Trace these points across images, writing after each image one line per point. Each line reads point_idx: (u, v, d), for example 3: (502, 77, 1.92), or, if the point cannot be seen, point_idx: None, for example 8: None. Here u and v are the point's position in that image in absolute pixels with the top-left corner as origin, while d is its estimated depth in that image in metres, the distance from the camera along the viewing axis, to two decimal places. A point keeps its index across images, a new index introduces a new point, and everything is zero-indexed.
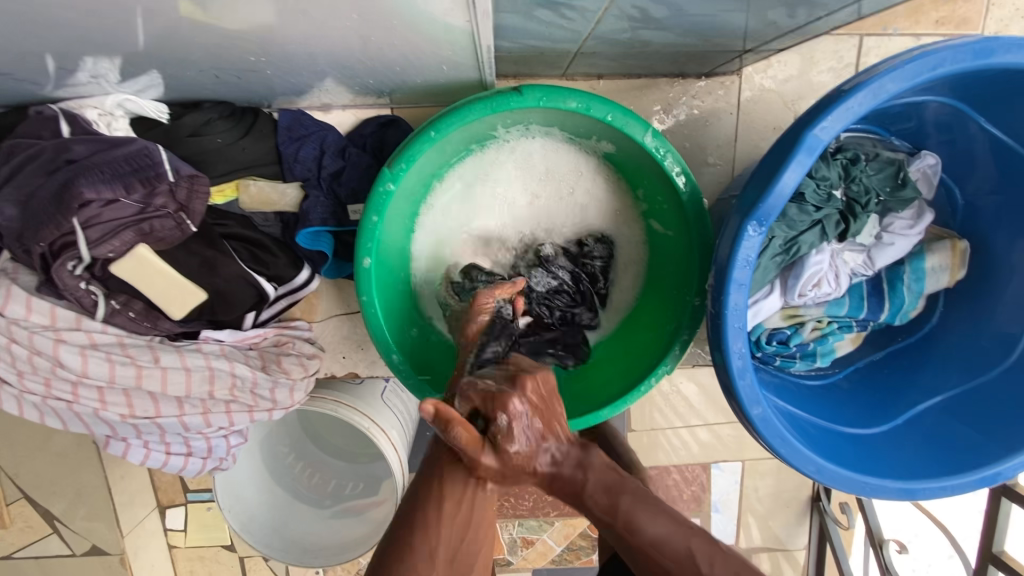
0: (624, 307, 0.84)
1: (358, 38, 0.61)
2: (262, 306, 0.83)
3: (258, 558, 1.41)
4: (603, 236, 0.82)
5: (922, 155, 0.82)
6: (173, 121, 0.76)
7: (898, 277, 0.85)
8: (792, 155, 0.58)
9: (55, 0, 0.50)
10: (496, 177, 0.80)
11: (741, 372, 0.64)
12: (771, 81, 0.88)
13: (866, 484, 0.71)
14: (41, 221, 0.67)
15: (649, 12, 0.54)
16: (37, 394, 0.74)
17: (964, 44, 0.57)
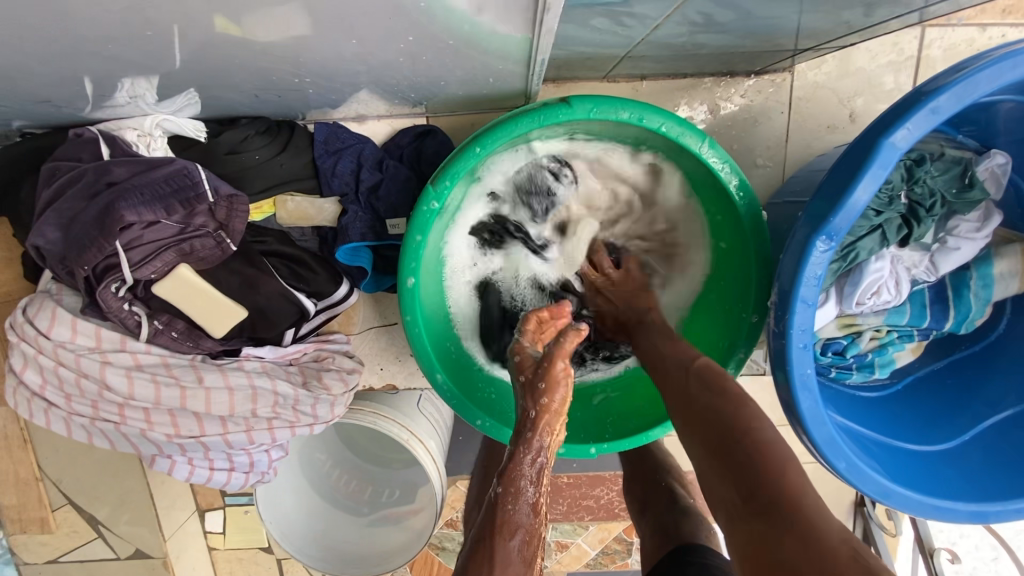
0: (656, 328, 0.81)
1: (399, 48, 0.59)
2: (302, 322, 0.82)
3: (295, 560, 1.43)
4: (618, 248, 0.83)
5: (991, 153, 0.77)
6: (210, 138, 0.74)
7: (964, 283, 0.81)
8: (866, 166, 0.54)
9: (97, 22, 0.48)
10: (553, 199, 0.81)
11: (807, 395, 0.61)
12: (825, 78, 0.83)
13: (936, 509, 0.66)
14: (83, 245, 0.67)
15: (714, 17, 0.51)
16: (84, 416, 0.74)
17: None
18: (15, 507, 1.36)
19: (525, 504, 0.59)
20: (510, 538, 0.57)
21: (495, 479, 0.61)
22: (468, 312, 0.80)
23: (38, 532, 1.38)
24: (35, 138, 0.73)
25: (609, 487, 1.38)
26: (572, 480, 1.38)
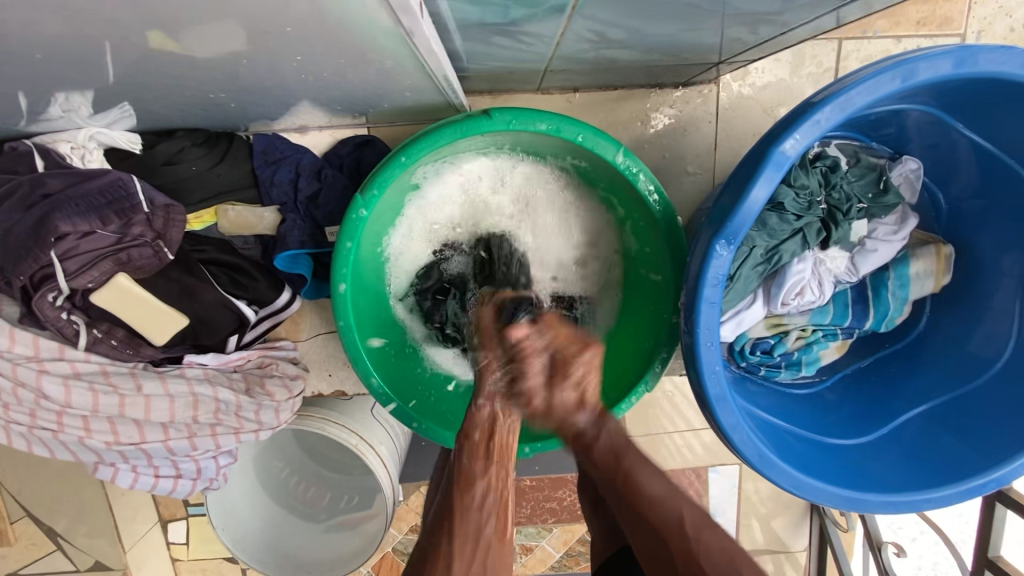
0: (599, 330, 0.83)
1: (323, 63, 0.61)
2: (244, 329, 0.83)
3: None
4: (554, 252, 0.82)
5: (904, 160, 0.82)
6: (147, 150, 0.76)
7: (882, 283, 0.84)
8: (759, 172, 0.57)
9: (21, 41, 0.51)
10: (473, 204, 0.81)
11: (717, 391, 0.64)
12: (749, 88, 0.87)
13: (851, 499, 0.70)
14: (18, 255, 0.68)
15: (608, 34, 0.54)
16: (22, 424, 0.74)
17: (948, 52, 0.56)
18: None
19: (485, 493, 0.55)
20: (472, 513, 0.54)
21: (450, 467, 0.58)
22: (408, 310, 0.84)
23: None
24: None
25: (571, 489, 1.40)
26: (534, 483, 1.40)
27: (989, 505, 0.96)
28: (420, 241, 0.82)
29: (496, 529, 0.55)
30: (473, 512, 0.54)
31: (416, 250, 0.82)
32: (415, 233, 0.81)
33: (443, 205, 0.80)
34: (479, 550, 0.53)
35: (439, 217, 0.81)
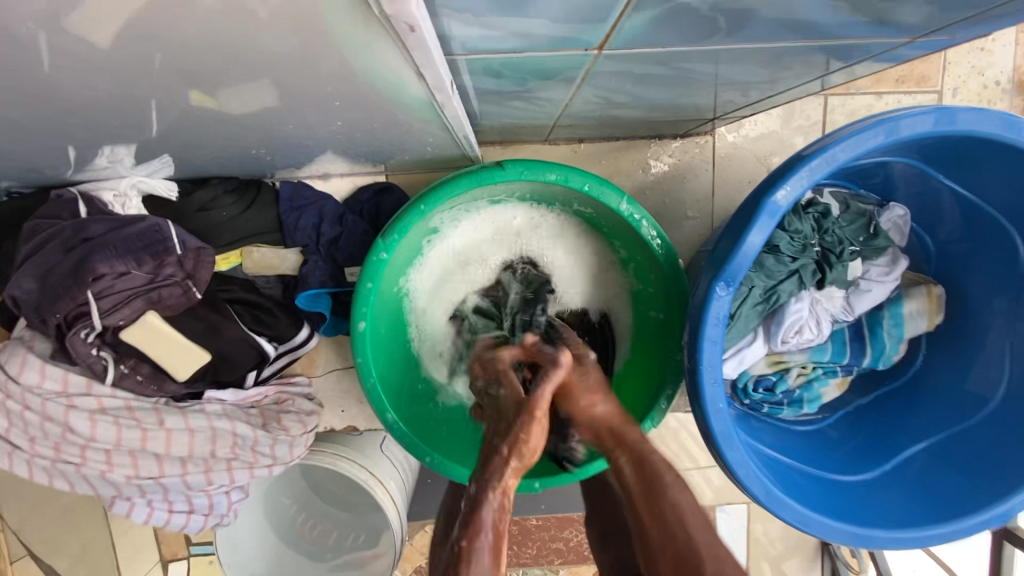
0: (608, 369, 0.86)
1: (350, 118, 0.67)
2: (263, 365, 0.87)
3: None
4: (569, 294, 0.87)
5: (891, 207, 0.87)
6: (182, 197, 0.81)
7: (877, 322, 0.88)
8: (754, 219, 0.62)
9: (80, 99, 0.56)
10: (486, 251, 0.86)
11: (721, 426, 0.67)
12: (743, 139, 0.93)
13: (856, 536, 0.71)
14: (58, 294, 0.73)
15: (613, 98, 0.60)
16: (46, 458, 0.76)
17: (926, 113, 0.61)
18: None
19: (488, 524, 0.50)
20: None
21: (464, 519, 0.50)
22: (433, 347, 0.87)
23: None
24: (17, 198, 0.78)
25: (577, 529, 1.41)
26: (540, 523, 1.40)
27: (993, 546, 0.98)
28: (446, 281, 0.86)
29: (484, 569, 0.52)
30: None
31: (443, 289, 0.86)
32: (442, 273, 0.86)
33: (466, 249, 0.85)
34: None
35: (466, 258, 0.86)
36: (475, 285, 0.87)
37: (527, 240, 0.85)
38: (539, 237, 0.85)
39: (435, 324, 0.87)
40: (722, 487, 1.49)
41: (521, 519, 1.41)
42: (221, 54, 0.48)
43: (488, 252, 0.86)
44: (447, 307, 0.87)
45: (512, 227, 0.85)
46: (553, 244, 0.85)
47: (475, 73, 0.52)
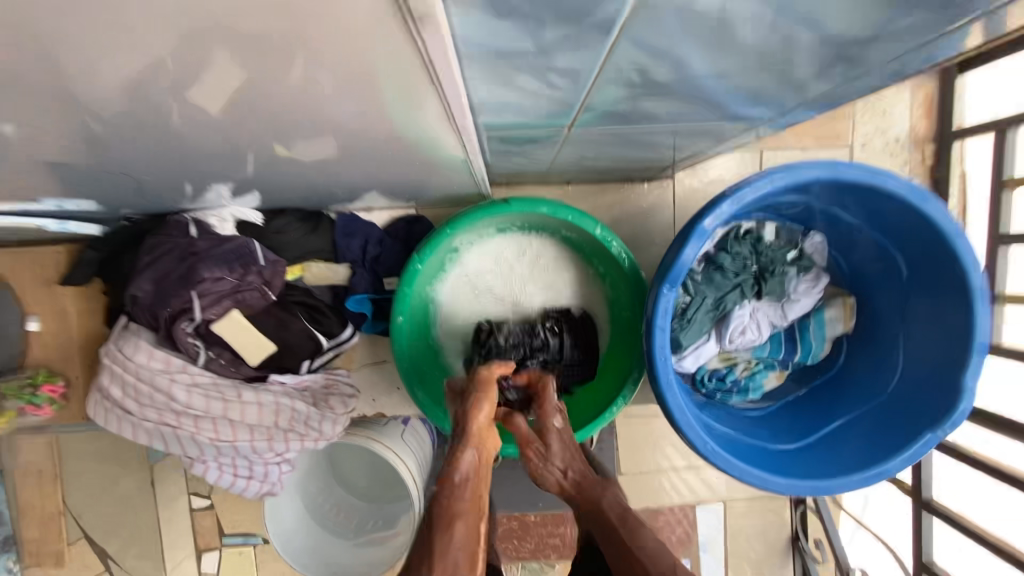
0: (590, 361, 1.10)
1: (394, 164, 0.92)
2: (316, 355, 1.08)
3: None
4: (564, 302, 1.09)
5: (811, 235, 1.10)
6: (265, 221, 1.05)
7: (805, 326, 1.10)
8: (688, 239, 0.86)
9: (205, 146, 0.81)
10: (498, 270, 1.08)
11: (669, 388, 0.92)
12: (697, 183, 1.18)
13: (778, 483, 0.92)
14: (170, 294, 0.96)
15: (586, 155, 0.85)
16: (150, 421, 0.97)
17: (813, 163, 0.86)
18: (34, 542, 1.51)
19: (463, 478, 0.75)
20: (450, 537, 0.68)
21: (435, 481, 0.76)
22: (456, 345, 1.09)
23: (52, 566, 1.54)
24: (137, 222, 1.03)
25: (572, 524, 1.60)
26: (538, 519, 1.59)
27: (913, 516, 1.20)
28: (466, 292, 1.09)
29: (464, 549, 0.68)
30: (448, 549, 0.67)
31: (464, 298, 1.09)
32: (463, 286, 1.08)
33: (482, 268, 1.08)
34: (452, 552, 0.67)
35: (482, 275, 1.08)
36: (489, 296, 1.09)
37: (529, 259, 1.08)
38: (538, 257, 1.08)
39: (456, 327, 1.09)
40: (702, 486, 1.67)
41: (521, 516, 1.59)
42: (311, 121, 0.73)
43: (499, 270, 1.08)
44: (467, 314, 1.09)
45: (517, 249, 1.08)
46: (549, 262, 1.09)
47: (492, 140, 0.76)
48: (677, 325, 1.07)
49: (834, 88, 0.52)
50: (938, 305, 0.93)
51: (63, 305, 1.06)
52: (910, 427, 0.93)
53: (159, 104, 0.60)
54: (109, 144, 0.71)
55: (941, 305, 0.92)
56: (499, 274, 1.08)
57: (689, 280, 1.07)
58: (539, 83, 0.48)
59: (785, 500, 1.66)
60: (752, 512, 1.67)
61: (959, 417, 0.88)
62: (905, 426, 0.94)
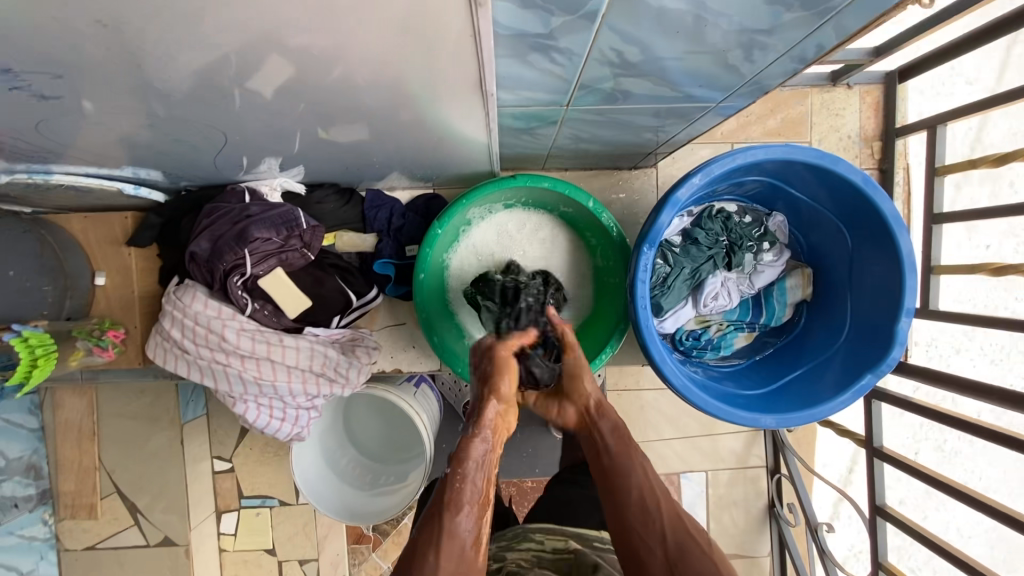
0: (582, 322, 1.28)
1: (419, 146, 1.10)
2: (345, 312, 1.25)
3: (300, 543, 1.77)
4: (560, 270, 1.27)
5: (774, 215, 1.28)
6: (307, 193, 1.25)
7: (770, 294, 1.27)
8: (664, 207, 1.03)
9: (263, 130, 0.97)
10: (503, 241, 1.25)
11: (651, 335, 1.07)
12: (678, 171, 1.37)
13: (738, 416, 1.10)
14: (225, 251, 1.12)
15: (581, 137, 1.03)
16: (204, 359, 1.12)
17: (771, 146, 1.04)
18: (71, 494, 1.66)
19: (469, 481, 0.83)
20: (459, 523, 0.78)
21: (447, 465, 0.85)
22: (466, 306, 1.27)
23: (84, 519, 1.67)
24: (204, 189, 1.23)
25: None
26: (535, 484, 1.72)
27: (871, 463, 1.39)
28: (475, 260, 1.25)
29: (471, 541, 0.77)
30: (454, 538, 0.76)
31: (474, 265, 1.25)
32: (472, 255, 1.25)
33: (490, 239, 1.25)
34: (458, 551, 0.75)
35: (490, 246, 1.25)
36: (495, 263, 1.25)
37: (531, 231, 1.25)
38: (538, 229, 1.26)
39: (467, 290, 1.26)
40: (686, 457, 1.81)
41: (518, 481, 1.73)
42: (354, 109, 0.89)
43: (504, 241, 1.25)
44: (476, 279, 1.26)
45: (521, 222, 1.25)
46: (547, 234, 1.26)
47: (504, 119, 0.94)
48: (658, 290, 1.23)
49: (762, 72, 0.70)
50: (877, 271, 1.10)
51: (127, 263, 1.23)
52: (853, 374, 1.10)
53: (232, 86, 0.77)
54: (195, 116, 0.88)
55: (879, 268, 1.10)
56: (505, 244, 1.25)
57: (669, 251, 1.25)
58: (546, 61, 0.66)
59: (763, 471, 1.81)
60: (731, 481, 1.82)
61: (890, 364, 1.05)
62: (849, 372, 1.11)
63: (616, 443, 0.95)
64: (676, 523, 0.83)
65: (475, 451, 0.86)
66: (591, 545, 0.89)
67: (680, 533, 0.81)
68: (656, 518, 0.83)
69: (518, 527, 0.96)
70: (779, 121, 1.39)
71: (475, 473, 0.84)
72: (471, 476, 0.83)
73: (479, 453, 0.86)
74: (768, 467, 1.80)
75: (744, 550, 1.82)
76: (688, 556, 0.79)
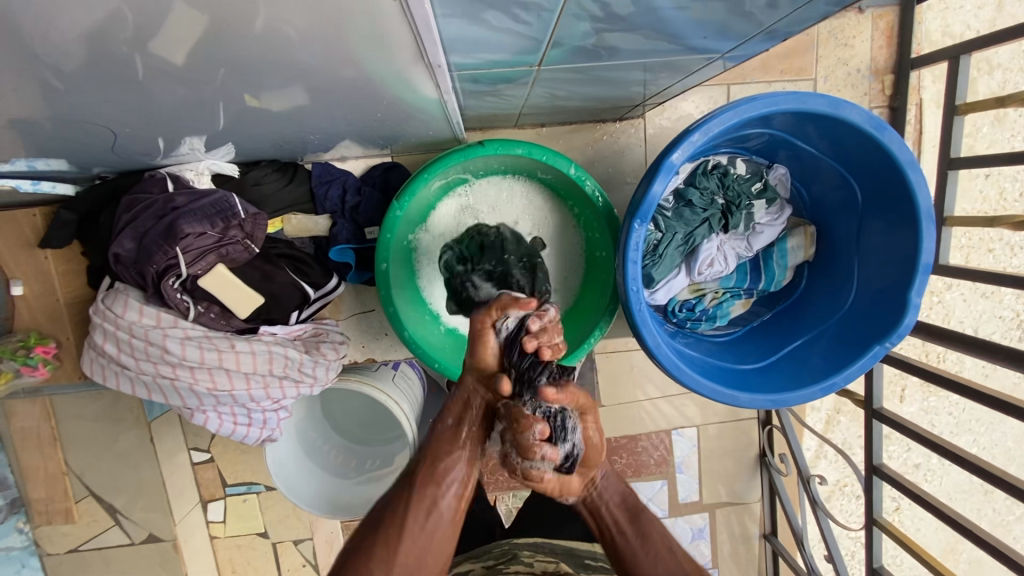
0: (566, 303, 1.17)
1: (369, 112, 0.93)
2: (304, 306, 1.12)
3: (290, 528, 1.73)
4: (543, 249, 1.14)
5: (776, 167, 1.16)
6: (242, 174, 1.09)
7: (769, 255, 1.17)
8: (656, 174, 0.90)
9: (173, 107, 0.80)
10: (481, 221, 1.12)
11: (643, 322, 0.97)
12: (668, 120, 1.21)
13: (737, 398, 1.02)
14: (152, 251, 0.97)
15: (557, 94, 0.87)
16: (148, 374, 1.00)
17: (776, 95, 0.89)
18: (41, 500, 1.58)
19: (397, 527, 0.65)
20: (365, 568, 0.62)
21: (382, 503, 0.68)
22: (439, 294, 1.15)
23: (61, 523, 1.61)
24: (123, 177, 1.06)
25: None
26: None
27: (869, 423, 1.35)
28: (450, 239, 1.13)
29: None
30: None
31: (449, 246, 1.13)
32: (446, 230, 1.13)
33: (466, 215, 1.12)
34: None
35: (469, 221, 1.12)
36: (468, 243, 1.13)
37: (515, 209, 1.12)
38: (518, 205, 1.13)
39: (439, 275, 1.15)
40: (679, 414, 1.78)
41: None
42: (280, 76, 0.72)
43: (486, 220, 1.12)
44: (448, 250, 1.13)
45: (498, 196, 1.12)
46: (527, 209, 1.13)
47: (464, 80, 0.78)
48: (649, 260, 1.12)
49: (785, 15, 0.56)
50: (888, 226, 1.00)
51: (45, 269, 1.07)
52: (859, 343, 1.03)
53: (120, 53, 0.59)
54: (90, 96, 0.71)
55: (891, 227, 0.99)
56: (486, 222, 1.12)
57: (661, 216, 1.11)
58: (506, 19, 0.50)
59: (754, 421, 1.79)
60: (724, 433, 1.80)
61: (902, 333, 0.97)
62: (857, 343, 1.03)
63: (623, 516, 0.70)
64: None
65: (422, 493, 0.67)
66: (583, 564, 0.76)
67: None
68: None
69: (505, 544, 0.84)
70: (780, 55, 1.22)
71: (403, 514, 0.65)
72: (406, 527, 0.65)
73: (423, 495, 0.67)
74: (760, 418, 1.79)
75: (735, 497, 1.83)
76: None
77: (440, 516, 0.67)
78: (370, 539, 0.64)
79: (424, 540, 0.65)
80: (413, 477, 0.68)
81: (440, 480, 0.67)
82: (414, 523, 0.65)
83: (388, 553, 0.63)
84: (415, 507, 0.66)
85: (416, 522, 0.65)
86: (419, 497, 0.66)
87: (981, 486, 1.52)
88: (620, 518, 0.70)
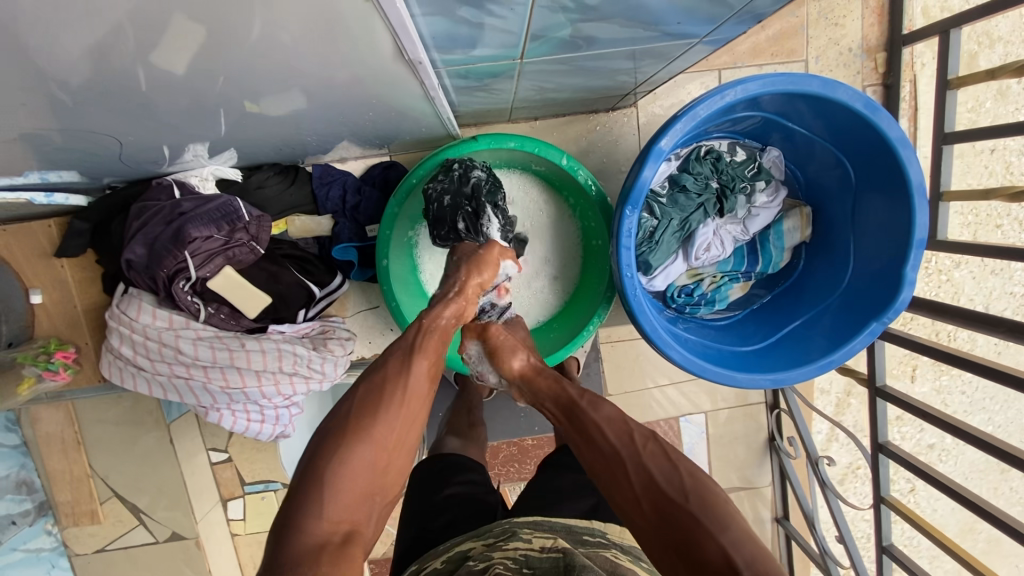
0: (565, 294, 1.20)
1: (364, 112, 0.96)
2: (310, 304, 1.16)
3: None
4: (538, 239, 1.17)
5: (769, 150, 1.16)
6: (245, 178, 1.14)
7: (766, 238, 1.18)
8: (646, 160, 0.91)
9: (176, 117, 0.83)
10: None
11: (641, 307, 0.99)
12: (660, 108, 1.23)
13: (738, 378, 1.03)
14: (162, 255, 1.01)
15: (545, 86, 0.89)
16: (164, 374, 1.04)
17: (762, 77, 0.90)
18: (68, 503, 1.64)
19: (391, 400, 0.75)
20: (364, 438, 0.71)
21: (368, 386, 0.76)
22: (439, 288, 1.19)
23: (88, 524, 1.67)
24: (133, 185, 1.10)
25: None
26: (536, 442, 1.67)
27: (874, 402, 1.36)
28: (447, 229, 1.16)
29: (368, 468, 0.70)
30: (348, 464, 0.69)
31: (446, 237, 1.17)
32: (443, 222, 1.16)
33: None
34: (357, 467, 0.69)
35: None
36: None
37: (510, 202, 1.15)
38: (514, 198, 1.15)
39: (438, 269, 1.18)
40: (686, 401, 1.79)
41: (518, 440, 1.68)
42: (276, 81, 0.75)
43: None
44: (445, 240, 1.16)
45: None
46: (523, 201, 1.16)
47: (452, 77, 0.81)
48: (647, 247, 1.13)
49: None
50: (883, 203, 1.00)
51: (63, 277, 1.12)
52: (857, 321, 1.03)
53: (120, 66, 0.62)
54: (97, 108, 0.74)
55: (884, 204, 1.00)
56: None
57: (655, 203, 1.13)
58: (479, 14, 0.53)
59: (762, 406, 1.80)
60: (732, 419, 1.81)
61: (898, 308, 0.97)
62: (855, 320, 1.04)
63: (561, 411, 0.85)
64: (649, 482, 0.69)
65: (415, 373, 0.78)
66: (581, 540, 0.78)
67: (655, 496, 0.68)
68: (626, 479, 0.71)
69: (505, 521, 0.85)
70: (770, 38, 1.23)
71: (398, 388, 0.76)
72: (399, 397, 0.75)
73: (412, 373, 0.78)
74: (768, 402, 1.79)
75: (746, 482, 1.84)
76: (666, 514, 0.66)
77: (421, 396, 0.78)
78: (364, 412, 0.73)
79: (413, 412, 0.76)
80: (400, 361, 0.79)
81: (423, 366, 0.79)
82: (406, 398, 0.76)
83: (381, 428, 0.72)
84: (411, 377, 0.77)
85: (408, 393, 0.76)
86: (411, 377, 0.77)
87: (996, 464, 1.51)
88: (557, 416, 0.85)
